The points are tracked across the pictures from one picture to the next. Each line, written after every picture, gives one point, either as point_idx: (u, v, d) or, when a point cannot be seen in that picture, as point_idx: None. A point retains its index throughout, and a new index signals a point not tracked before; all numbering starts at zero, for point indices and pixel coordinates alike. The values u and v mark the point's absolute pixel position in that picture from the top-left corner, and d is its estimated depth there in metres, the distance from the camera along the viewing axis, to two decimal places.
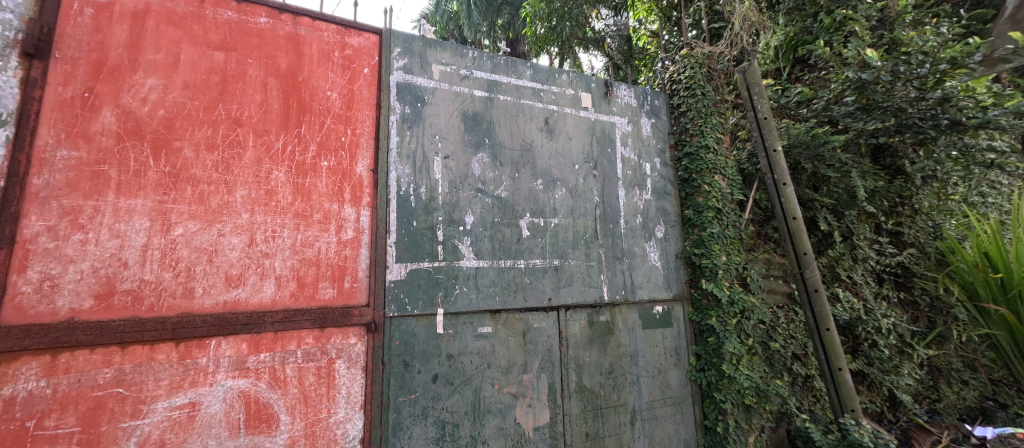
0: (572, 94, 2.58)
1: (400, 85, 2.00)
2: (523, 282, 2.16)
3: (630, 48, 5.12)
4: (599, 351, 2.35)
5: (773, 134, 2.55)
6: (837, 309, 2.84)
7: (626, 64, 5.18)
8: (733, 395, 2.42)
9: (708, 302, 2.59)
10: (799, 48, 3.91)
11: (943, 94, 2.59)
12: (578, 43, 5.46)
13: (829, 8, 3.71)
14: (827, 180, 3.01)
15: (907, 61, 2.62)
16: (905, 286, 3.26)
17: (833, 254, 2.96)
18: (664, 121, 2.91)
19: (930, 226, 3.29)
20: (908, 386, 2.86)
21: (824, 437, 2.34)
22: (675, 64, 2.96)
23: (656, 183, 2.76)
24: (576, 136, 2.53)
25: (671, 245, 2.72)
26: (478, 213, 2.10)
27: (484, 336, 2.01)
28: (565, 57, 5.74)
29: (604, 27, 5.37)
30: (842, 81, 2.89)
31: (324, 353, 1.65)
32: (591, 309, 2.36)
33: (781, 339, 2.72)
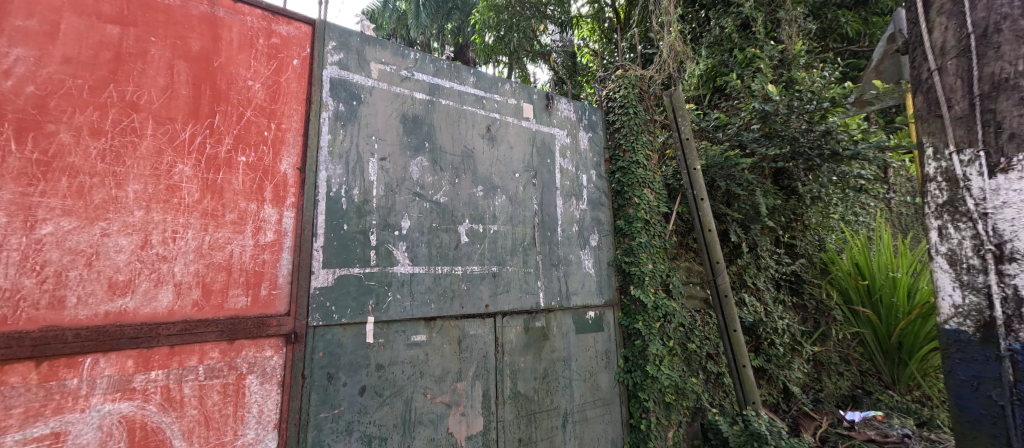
0: (514, 104, 2.62)
1: (335, 81, 1.89)
2: (460, 288, 2.13)
3: (573, 64, 5.58)
4: (534, 356, 2.38)
5: (693, 154, 2.79)
6: (743, 312, 3.15)
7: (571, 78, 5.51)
8: (654, 393, 2.59)
9: (636, 307, 2.74)
10: (717, 78, 4.44)
11: (826, 128, 3.04)
12: (526, 55, 5.58)
13: (741, 46, 4.33)
14: (737, 197, 3.36)
15: (800, 98, 3.06)
16: (797, 291, 3.65)
17: (741, 263, 3.29)
18: (600, 136, 3.06)
19: (817, 239, 3.78)
20: (797, 379, 3.26)
21: (730, 428, 2.58)
22: (611, 83, 3.14)
23: (592, 193, 2.89)
24: (517, 145, 2.58)
25: (604, 253, 2.85)
26: (415, 217, 2.04)
27: (418, 345, 1.94)
28: (512, 66, 5.85)
29: (551, 42, 5.65)
30: (750, 110, 3.27)
31: (233, 369, 1.49)
32: (527, 315, 2.39)
33: (697, 341, 2.95)
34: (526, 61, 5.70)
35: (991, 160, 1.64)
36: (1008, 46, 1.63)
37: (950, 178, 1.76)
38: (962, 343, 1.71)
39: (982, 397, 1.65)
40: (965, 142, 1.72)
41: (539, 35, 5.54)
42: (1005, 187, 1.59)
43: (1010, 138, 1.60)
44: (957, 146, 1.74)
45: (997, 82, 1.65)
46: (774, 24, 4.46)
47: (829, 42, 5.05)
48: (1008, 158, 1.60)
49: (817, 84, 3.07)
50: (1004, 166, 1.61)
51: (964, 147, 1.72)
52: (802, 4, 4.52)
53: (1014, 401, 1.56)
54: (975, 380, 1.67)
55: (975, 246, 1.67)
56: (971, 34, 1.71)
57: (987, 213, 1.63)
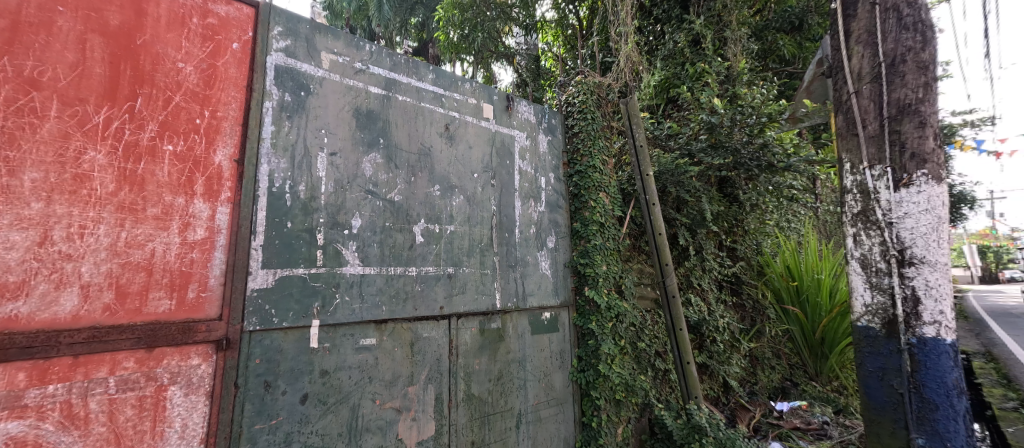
0: (474, 104, 2.59)
1: (280, 69, 1.78)
2: (414, 290, 2.07)
3: (537, 68, 5.54)
4: (489, 358, 2.36)
5: (647, 160, 2.91)
6: (689, 311, 3.29)
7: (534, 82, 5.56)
8: (606, 391, 2.67)
9: (590, 307, 2.80)
10: (670, 89, 4.67)
11: (764, 141, 3.32)
12: (490, 56, 5.56)
13: (692, 61, 4.64)
14: (686, 202, 3.53)
15: (743, 112, 3.28)
16: (737, 292, 3.89)
17: (688, 265, 3.46)
18: (559, 140, 3.10)
19: (755, 243, 4.06)
20: (736, 374, 3.45)
21: (675, 423, 2.69)
22: (570, 88, 3.20)
23: (550, 196, 2.92)
24: (476, 145, 2.56)
25: (561, 255, 2.89)
26: (367, 215, 1.96)
27: (367, 349, 1.87)
28: (477, 66, 5.80)
29: (515, 44, 5.69)
30: (698, 122, 3.47)
31: (151, 380, 1.35)
32: (483, 316, 2.37)
33: (647, 339, 3.05)
34: (490, 60, 5.73)
35: (896, 175, 2.01)
36: (910, 76, 2.02)
37: (864, 190, 2.11)
38: (869, 337, 2.07)
39: (886, 386, 2.02)
40: (875, 159, 2.08)
41: (502, 37, 5.55)
42: (906, 199, 1.97)
43: (911, 157, 1.98)
44: (870, 162, 2.10)
45: (903, 105, 2.02)
46: (721, 42, 4.82)
47: (768, 62, 5.46)
48: (909, 174, 1.98)
49: (757, 101, 3.31)
50: (906, 181, 1.98)
51: (875, 163, 2.08)
52: (745, 26, 4.87)
53: (910, 388, 1.94)
54: (880, 371, 2.02)
55: (882, 251, 2.03)
56: (882, 62, 2.07)
57: (892, 222, 2.00)
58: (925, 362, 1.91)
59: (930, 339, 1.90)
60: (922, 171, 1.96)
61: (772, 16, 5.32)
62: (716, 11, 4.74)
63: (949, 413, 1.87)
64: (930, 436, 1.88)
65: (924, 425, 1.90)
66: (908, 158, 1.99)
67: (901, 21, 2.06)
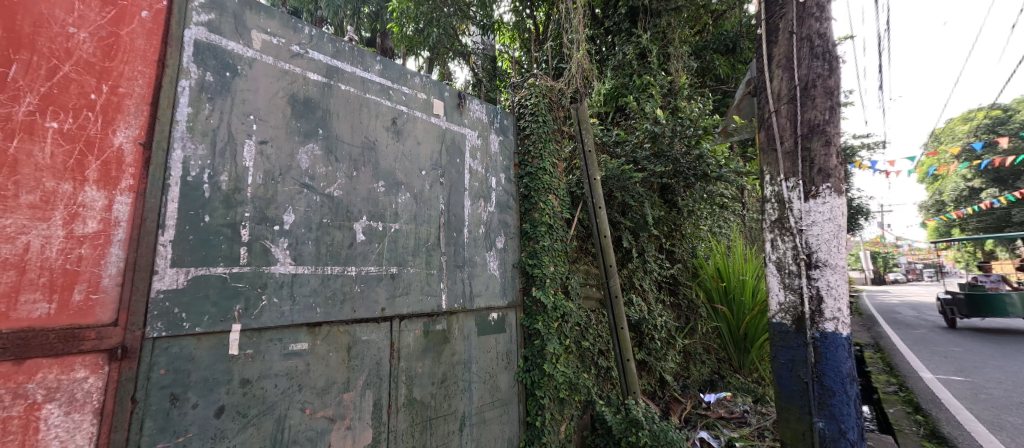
0: (424, 99, 2.52)
1: (201, 45, 1.60)
2: (353, 290, 1.96)
3: (493, 68, 5.51)
4: (432, 360, 2.30)
5: (594, 165, 3.00)
6: (631, 310, 3.42)
7: (490, 81, 5.52)
8: (550, 390, 2.70)
9: (537, 308, 2.82)
10: (619, 98, 4.87)
11: (700, 153, 3.62)
12: (446, 52, 5.48)
13: (640, 72, 4.88)
14: (631, 207, 3.66)
15: (683, 124, 3.55)
16: (675, 292, 4.11)
17: (631, 267, 3.60)
18: (511, 141, 3.10)
19: (691, 247, 4.32)
20: (671, 369, 3.64)
21: (614, 417, 2.78)
22: (523, 90, 3.21)
23: (500, 196, 2.90)
24: (425, 141, 2.48)
25: (509, 255, 2.88)
26: (301, 210, 1.83)
27: (297, 354, 1.73)
28: (433, 62, 5.68)
29: (472, 44, 5.67)
30: (643, 131, 3.69)
31: (21, 397, 1.16)
32: (427, 317, 2.30)
33: (591, 338, 3.12)
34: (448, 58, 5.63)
35: (806, 188, 2.24)
36: (819, 99, 2.25)
37: (780, 200, 2.33)
38: (781, 332, 2.28)
39: (794, 376, 2.22)
40: (790, 173, 2.30)
41: (460, 36, 5.54)
42: (814, 209, 2.20)
43: (818, 172, 2.21)
44: (786, 175, 2.31)
45: (812, 125, 2.25)
46: (665, 57, 5.14)
47: (706, 80, 5.91)
48: (816, 186, 2.21)
49: (695, 114, 3.63)
50: (814, 192, 2.21)
51: (789, 177, 2.29)
52: (686, 45, 5.23)
53: (813, 378, 2.15)
54: (790, 362, 2.23)
55: (793, 256, 2.25)
56: (797, 86, 2.30)
57: (802, 229, 2.23)
58: (824, 353, 2.13)
59: (829, 333, 2.13)
60: (827, 184, 2.19)
61: (710, 38, 5.76)
62: (662, 28, 5.04)
63: (844, 397, 2.10)
64: (828, 419, 2.11)
65: (824, 410, 2.12)
66: (816, 172, 2.22)
67: (813, 50, 2.28)
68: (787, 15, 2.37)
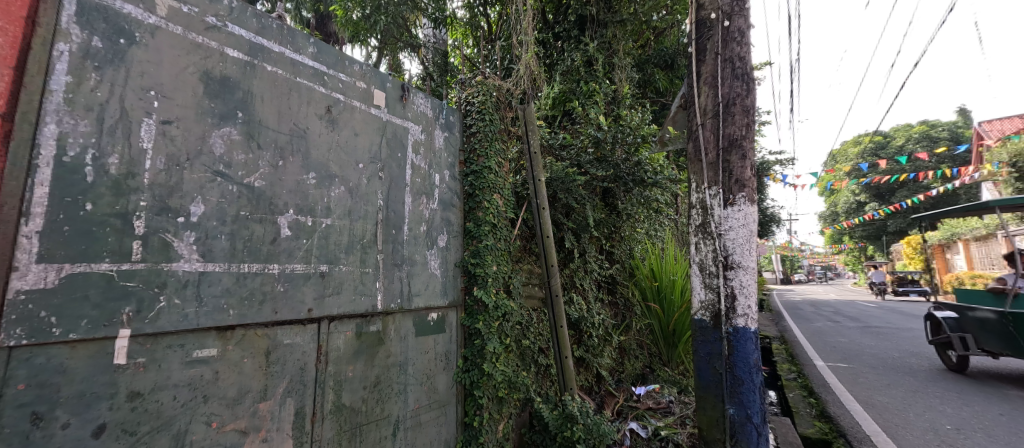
0: (363, 88, 2.39)
1: (87, 5, 1.38)
2: (274, 290, 1.80)
3: (444, 63, 5.43)
4: (364, 363, 2.18)
5: (539, 166, 3.03)
6: (571, 309, 3.51)
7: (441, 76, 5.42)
8: (488, 390, 2.67)
9: (478, 307, 2.78)
10: (566, 103, 5.00)
11: (638, 160, 3.90)
12: (395, 43, 5.29)
13: (586, 79, 5.03)
14: (574, 209, 3.75)
15: (623, 131, 3.80)
16: (613, 291, 4.30)
17: (572, 267, 3.69)
18: (456, 138, 3.04)
19: (629, 248, 4.53)
20: (606, 365, 3.78)
21: (550, 414, 2.82)
22: (470, 87, 3.16)
23: (443, 193, 2.83)
24: (364, 132, 2.35)
25: (451, 254, 2.82)
26: (213, 201, 1.64)
27: (203, 362, 1.55)
28: (382, 51, 5.47)
29: (424, 36, 5.52)
30: (587, 136, 3.84)
31: None
32: (360, 318, 2.17)
33: (532, 337, 3.14)
34: (399, 47, 5.39)
35: (724, 196, 2.43)
36: (738, 116, 2.44)
37: (703, 206, 2.51)
38: (702, 327, 2.46)
39: (711, 368, 2.40)
40: (712, 182, 2.48)
41: (411, 27, 5.39)
42: (731, 216, 2.39)
43: (735, 182, 2.40)
44: (709, 185, 2.49)
45: (732, 139, 2.43)
46: (610, 66, 5.37)
47: (647, 92, 6.26)
48: (734, 195, 2.40)
49: (635, 123, 3.89)
50: (732, 200, 2.40)
51: (712, 185, 2.48)
52: (629, 57, 5.49)
53: (727, 369, 2.34)
54: (708, 356, 2.40)
55: (714, 258, 2.43)
56: (720, 102, 2.48)
57: (722, 233, 2.41)
58: (735, 345, 2.33)
59: (741, 327, 2.33)
60: (743, 194, 2.39)
61: (651, 53, 6.11)
62: (607, 38, 5.26)
63: (750, 385, 2.30)
64: (737, 405, 2.30)
65: (735, 398, 2.30)
66: (733, 182, 2.41)
67: (734, 71, 2.48)
68: (714, 37, 2.56)
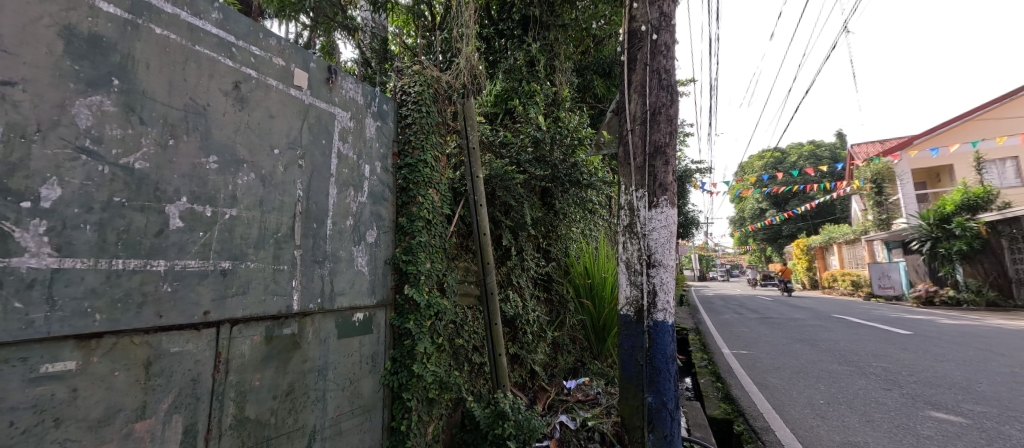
0: (281, 66, 2.15)
1: None
2: (159, 291, 1.55)
3: (384, 49, 5.19)
4: (275, 370, 1.96)
5: (477, 161, 2.96)
6: (506, 306, 3.49)
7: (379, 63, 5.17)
8: (418, 392, 2.55)
9: (409, 306, 2.64)
10: (507, 101, 4.99)
11: (575, 162, 4.03)
12: (329, 23, 4.94)
13: (528, 78, 5.07)
14: (512, 207, 3.73)
15: (561, 133, 3.89)
16: (548, 288, 4.37)
17: (509, 265, 3.68)
18: (390, 128, 2.87)
19: (565, 246, 4.65)
20: (540, 361, 3.81)
21: (482, 412, 2.77)
22: (407, 76, 3.01)
23: (374, 186, 2.65)
24: (281, 115, 2.11)
25: (381, 250, 2.65)
26: (74, 184, 1.38)
27: (56, 377, 1.30)
28: (314, 30, 5.08)
29: (362, 19, 5.24)
30: (526, 135, 3.87)
31: None
32: (271, 321, 1.95)
33: (466, 335, 3.05)
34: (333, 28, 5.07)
35: (649, 198, 2.55)
36: (663, 125, 2.58)
37: (631, 208, 2.62)
38: (626, 322, 2.58)
39: (633, 360, 2.52)
40: (638, 185, 2.60)
41: (348, 8, 5.06)
42: (655, 217, 2.52)
43: (659, 185, 2.54)
44: (636, 188, 2.61)
45: (657, 146, 2.56)
46: (550, 69, 5.46)
47: (586, 97, 6.48)
48: (658, 198, 2.53)
49: (572, 125, 3.99)
50: (656, 203, 2.53)
51: (638, 189, 2.60)
52: (570, 61, 5.62)
53: (647, 361, 2.47)
54: (632, 349, 2.52)
55: (639, 257, 2.55)
56: (647, 110, 2.60)
57: (646, 233, 2.53)
58: (655, 338, 2.46)
59: (660, 321, 2.46)
60: (665, 197, 2.53)
61: (590, 60, 6.33)
62: (549, 41, 5.35)
63: (667, 374, 2.44)
64: (655, 393, 2.42)
65: (654, 388, 2.43)
66: (657, 185, 2.54)
67: (661, 81, 2.61)
68: (643, 48, 2.67)
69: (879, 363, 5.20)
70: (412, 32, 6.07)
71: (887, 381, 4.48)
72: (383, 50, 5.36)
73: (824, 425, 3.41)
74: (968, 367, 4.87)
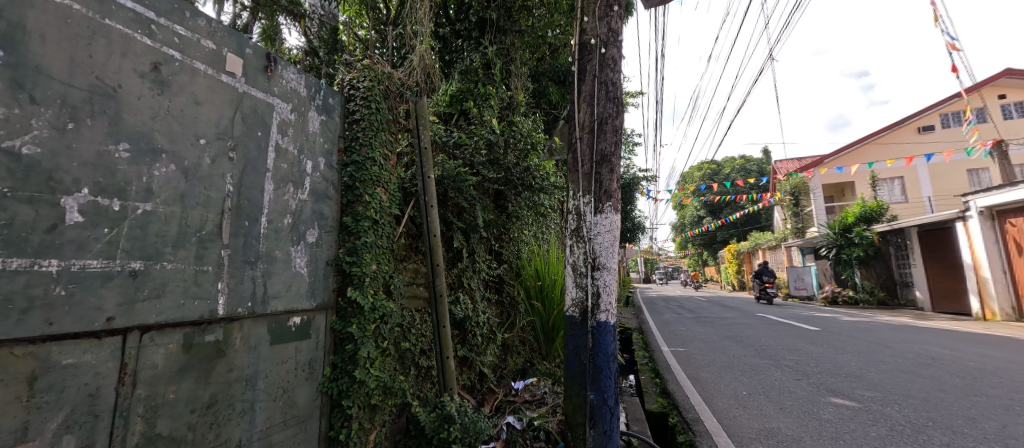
0: (211, 49, 1.98)
1: None
2: (49, 295, 1.37)
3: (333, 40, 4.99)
4: (194, 381, 1.79)
5: (429, 161, 2.90)
6: (456, 309, 3.44)
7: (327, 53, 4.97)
8: (360, 398, 2.43)
9: (352, 310, 2.52)
10: (462, 101, 4.95)
11: (527, 165, 4.09)
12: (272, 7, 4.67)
13: (484, 80, 5.06)
14: (464, 209, 3.70)
15: (515, 137, 3.93)
16: (500, 291, 4.37)
17: (460, 266, 3.63)
18: (336, 123, 2.73)
19: (517, 248, 4.67)
20: (489, 362, 3.80)
21: (428, 417, 2.70)
22: (356, 71, 2.88)
23: (317, 183, 2.51)
24: (209, 102, 1.94)
25: (322, 251, 2.50)
26: None
27: None
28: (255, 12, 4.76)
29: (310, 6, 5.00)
30: (480, 138, 3.86)
31: None
32: (191, 327, 1.78)
33: (413, 339, 2.95)
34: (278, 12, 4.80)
35: (595, 203, 2.64)
36: (610, 135, 2.68)
37: (578, 212, 2.70)
38: (572, 323, 2.64)
39: (578, 359, 2.58)
40: (585, 191, 2.68)
41: None
42: (600, 221, 2.61)
43: (605, 192, 2.63)
44: (583, 193, 2.69)
45: (603, 155, 2.65)
46: (506, 72, 5.48)
47: (541, 103, 6.60)
48: (603, 203, 2.63)
49: (525, 130, 4.05)
50: (601, 208, 2.62)
51: (584, 195, 2.68)
52: (525, 66, 5.69)
53: (589, 360, 2.54)
54: (577, 348, 2.58)
55: (584, 260, 2.63)
56: (595, 119, 2.70)
57: (591, 238, 2.61)
58: (598, 338, 2.54)
59: (603, 322, 2.55)
60: (610, 203, 2.63)
61: (546, 67, 6.46)
62: (506, 45, 5.38)
63: (608, 372, 2.53)
64: (597, 390, 2.51)
65: (596, 385, 2.51)
66: (603, 192, 2.63)
67: (608, 93, 2.72)
68: (592, 61, 2.77)
69: (794, 357, 5.74)
70: (365, 25, 5.85)
71: (798, 372, 4.97)
72: (331, 41, 5.08)
73: (746, 413, 3.71)
74: (865, 359, 5.52)
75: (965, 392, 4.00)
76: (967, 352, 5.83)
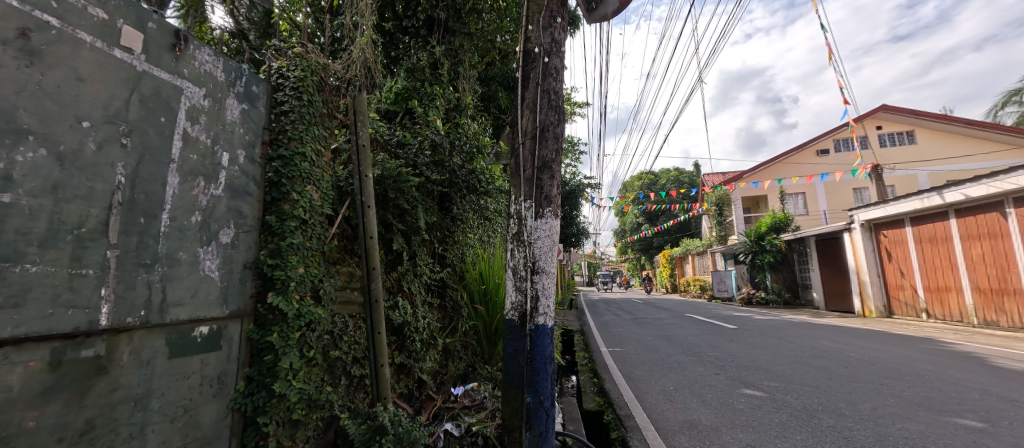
0: (103, 20, 1.72)
1: None
2: None
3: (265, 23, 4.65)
4: (64, 405, 1.52)
5: (368, 160, 2.74)
6: (394, 314, 3.29)
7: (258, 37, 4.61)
8: (279, 414, 2.21)
9: (273, 317, 2.29)
10: (406, 100, 4.79)
11: (474, 168, 4.20)
12: None
13: (431, 80, 4.94)
14: (406, 211, 3.55)
15: (461, 139, 4.08)
16: (442, 295, 4.25)
17: (401, 270, 3.48)
18: (260, 113, 2.49)
19: (461, 252, 4.58)
20: (428, 368, 3.68)
21: (358, 429, 2.53)
22: (286, 59, 2.66)
23: (234, 178, 2.27)
24: (99, 80, 1.68)
25: (239, 253, 2.26)
26: None
27: None
28: None
29: None
30: (424, 138, 3.78)
31: None
32: (62, 341, 1.51)
33: (345, 346, 2.76)
34: None
35: (536, 207, 2.67)
36: (551, 142, 2.71)
37: (518, 215, 2.71)
38: (511, 326, 2.63)
39: (516, 362, 2.57)
40: (526, 196, 2.69)
41: None
42: (540, 227, 2.64)
43: (546, 197, 2.67)
44: (524, 198, 2.69)
45: (544, 161, 2.69)
46: (454, 74, 5.41)
47: (489, 107, 6.62)
48: (543, 209, 2.66)
49: (469, 133, 4.16)
50: (541, 213, 2.65)
51: (525, 200, 2.69)
52: (474, 70, 5.65)
53: (527, 363, 2.55)
54: (515, 351, 2.57)
55: (524, 263, 2.63)
56: (537, 126, 2.72)
57: (531, 242, 2.63)
58: (536, 340, 2.56)
59: (541, 324, 2.57)
60: (550, 208, 2.67)
61: (495, 71, 6.47)
62: (454, 46, 5.32)
63: (545, 374, 2.56)
64: (534, 393, 2.52)
65: (532, 387, 2.52)
66: (543, 197, 2.67)
67: (550, 102, 2.76)
68: (536, 69, 2.80)
69: (715, 353, 6.23)
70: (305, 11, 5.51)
71: (718, 367, 5.39)
72: (263, 25, 4.68)
73: (671, 407, 3.95)
74: (773, 353, 6.12)
75: (848, 380, 4.58)
76: (853, 345, 6.68)
